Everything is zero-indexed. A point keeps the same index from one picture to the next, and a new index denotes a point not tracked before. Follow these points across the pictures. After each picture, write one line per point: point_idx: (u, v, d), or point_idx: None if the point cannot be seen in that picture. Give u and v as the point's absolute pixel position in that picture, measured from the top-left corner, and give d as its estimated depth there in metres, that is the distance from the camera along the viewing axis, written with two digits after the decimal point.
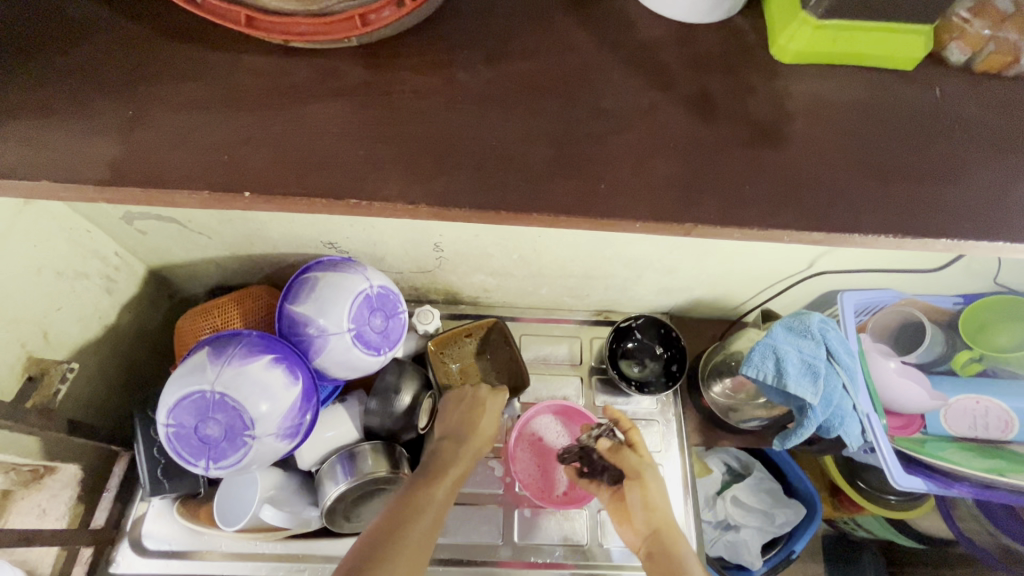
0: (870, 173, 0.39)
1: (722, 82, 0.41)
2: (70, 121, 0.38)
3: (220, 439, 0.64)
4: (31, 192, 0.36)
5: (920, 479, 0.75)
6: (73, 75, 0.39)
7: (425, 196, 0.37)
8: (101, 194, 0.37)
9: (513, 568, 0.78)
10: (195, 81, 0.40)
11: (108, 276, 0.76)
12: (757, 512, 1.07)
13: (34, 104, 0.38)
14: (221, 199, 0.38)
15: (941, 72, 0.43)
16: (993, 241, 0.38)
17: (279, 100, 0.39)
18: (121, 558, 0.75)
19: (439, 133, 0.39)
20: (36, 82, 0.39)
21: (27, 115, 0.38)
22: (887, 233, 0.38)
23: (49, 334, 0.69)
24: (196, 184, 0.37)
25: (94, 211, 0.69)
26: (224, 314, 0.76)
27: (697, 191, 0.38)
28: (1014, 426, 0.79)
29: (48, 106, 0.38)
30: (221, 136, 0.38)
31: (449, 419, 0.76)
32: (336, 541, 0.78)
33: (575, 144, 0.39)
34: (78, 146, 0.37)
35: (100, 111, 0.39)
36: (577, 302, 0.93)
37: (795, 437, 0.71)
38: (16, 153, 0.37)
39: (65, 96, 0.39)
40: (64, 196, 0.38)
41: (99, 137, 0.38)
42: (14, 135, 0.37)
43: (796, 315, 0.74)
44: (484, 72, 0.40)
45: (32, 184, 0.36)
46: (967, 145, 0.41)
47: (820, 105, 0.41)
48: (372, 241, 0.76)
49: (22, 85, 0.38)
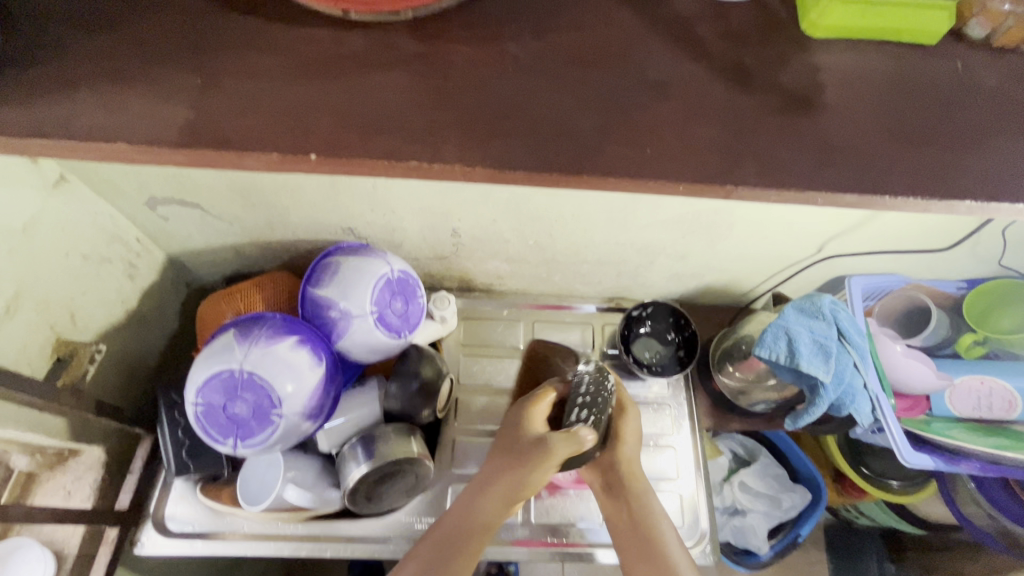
0: (898, 139, 0.41)
1: (755, 55, 0.43)
2: (138, 87, 0.40)
3: (248, 418, 0.65)
4: (103, 152, 0.37)
5: (927, 456, 0.77)
6: (139, 47, 0.41)
7: (480, 158, 0.38)
8: (168, 154, 0.38)
9: (528, 547, 0.80)
10: (254, 51, 0.41)
11: (130, 261, 0.77)
12: (764, 497, 1.09)
13: (103, 73, 0.40)
14: (285, 163, 0.39)
15: (963, 47, 0.45)
16: (1016, 203, 0.39)
17: (334, 69, 0.41)
18: (146, 538, 0.75)
19: (490, 102, 0.40)
20: (105, 53, 0.40)
21: (96, 83, 0.39)
22: (918, 194, 0.39)
23: (76, 317, 0.70)
24: (262, 147, 0.38)
25: (120, 196, 0.70)
26: (247, 299, 0.77)
27: (738, 156, 0.40)
28: (1017, 406, 0.82)
29: (117, 75, 0.40)
30: (279, 102, 0.40)
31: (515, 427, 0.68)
32: (357, 522, 0.79)
33: (621, 112, 0.40)
34: (144, 113, 0.39)
35: (166, 79, 0.40)
36: (589, 289, 0.95)
37: (808, 415, 0.73)
38: (87, 116, 0.38)
39: (133, 66, 0.40)
40: (134, 158, 0.39)
41: (163, 102, 0.39)
42: (85, 101, 0.39)
43: (807, 297, 0.76)
44: (532, 46, 0.42)
45: (106, 145, 0.38)
46: (989, 113, 0.42)
47: (849, 75, 0.43)
48: (392, 227, 0.78)
49: (91, 57, 0.40)
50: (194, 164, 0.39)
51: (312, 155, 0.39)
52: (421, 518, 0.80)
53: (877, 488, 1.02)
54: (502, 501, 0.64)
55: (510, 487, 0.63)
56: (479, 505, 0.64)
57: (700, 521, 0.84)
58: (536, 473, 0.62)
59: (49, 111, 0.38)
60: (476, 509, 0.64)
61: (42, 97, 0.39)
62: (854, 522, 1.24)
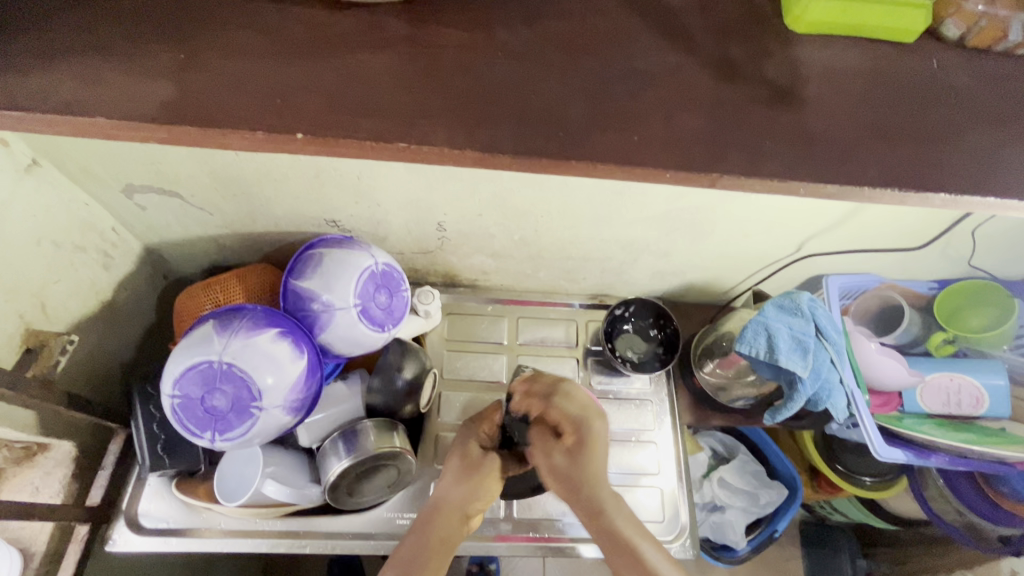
0: (876, 133, 0.42)
1: (740, 48, 0.44)
2: (121, 63, 0.39)
3: (227, 411, 0.64)
4: (83, 126, 0.36)
5: (899, 451, 0.78)
6: (123, 20, 0.40)
7: (470, 142, 0.38)
8: (152, 130, 0.38)
9: (509, 542, 0.79)
10: (240, 28, 0.40)
11: (105, 250, 0.75)
12: (743, 493, 1.11)
13: (83, 47, 0.39)
14: (272, 143, 0.38)
15: (937, 47, 0.47)
16: (986, 197, 0.41)
17: (323, 48, 0.40)
18: (117, 535, 0.73)
19: (479, 86, 0.40)
20: (86, 27, 0.39)
21: (75, 57, 0.38)
22: (894, 186, 0.40)
23: (47, 307, 0.68)
24: (249, 126, 0.38)
25: (96, 182, 0.68)
26: (226, 291, 0.76)
27: (722, 145, 0.40)
28: (984, 402, 0.84)
29: (99, 48, 0.39)
30: (267, 80, 0.39)
31: (462, 440, 0.77)
32: (337, 519, 0.78)
33: (611, 101, 0.41)
34: (126, 88, 0.38)
35: (150, 55, 0.39)
36: (573, 286, 0.96)
37: (786, 411, 0.75)
38: (69, 89, 0.37)
39: (115, 40, 0.39)
40: (116, 134, 0.38)
41: (147, 77, 0.38)
42: (66, 73, 0.38)
43: (786, 294, 0.78)
44: (522, 32, 0.42)
45: (88, 119, 0.37)
46: (962, 110, 0.44)
47: (830, 70, 0.44)
48: (376, 219, 0.77)
49: (72, 30, 0.39)
50: (178, 142, 0.39)
51: (300, 135, 0.38)
52: (402, 514, 0.79)
53: (851, 485, 1.04)
54: (456, 508, 0.71)
55: (464, 499, 0.72)
56: (442, 516, 0.71)
57: (680, 516, 0.84)
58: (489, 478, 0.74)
59: (26, 84, 0.37)
60: (435, 520, 0.70)
61: (19, 70, 0.38)
62: (828, 518, 1.27)
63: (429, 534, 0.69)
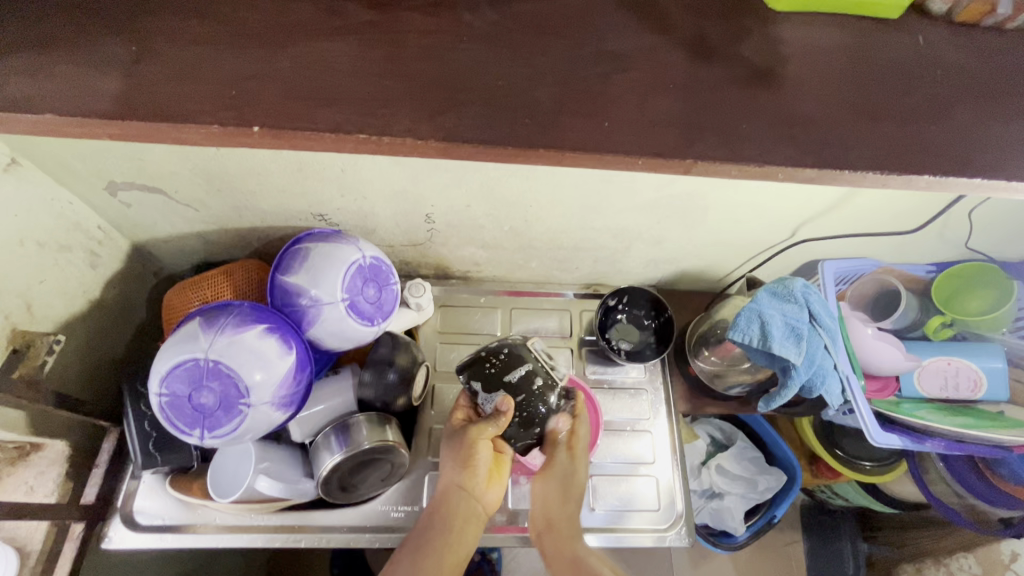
0: (859, 114, 0.41)
1: (717, 29, 0.43)
2: (73, 55, 0.38)
3: (215, 408, 0.63)
4: (36, 123, 0.36)
5: (895, 436, 0.78)
6: (76, 11, 0.39)
7: (435, 132, 0.38)
8: (108, 125, 0.37)
9: (507, 533, 0.79)
10: (199, 18, 0.40)
11: (92, 249, 0.75)
12: (740, 479, 1.11)
13: (35, 40, 0.38)
14: (231, 137, 0.38)
15: (924, 23, 0.45)
16: (971, 177, 0.39)
17: (286, 37, 0.39)
18: (113, 533, 0.75)
19: (446, 73, 0.39)
20: (38, 19, 0.39)
21: (26, 51, 0.38)
22: (876, 168, 0.39)
23: (33, 307, 0.68)
24: (207, 119, 0.37)
25: (77, 180, 0.67)
26: (214, 287, 0.75)
27: (697, 129, 0.39)
28: (983, 385, 0.83)
29: (49, 40, 0.38)
30: (229, 71, 0.38)
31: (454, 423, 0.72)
32: (331, 512, 0.78)
33: (581, 86, 0.40)
34: (80, 84, 0.37)
35: (102, 48, 0.39)
36: (566, 276, 0.95)
37: (780, 398, 0.74)
38: (21, 84, 0.37)
39: (68, 32, 0.39)
40: (71, 131, 0.37)
41: (102, 71, 0.38)
42: (17, 67, 0.37)
43: (780, 281, 0.77)
44: (489, 16, 0.41)
45: (40, 116, 0.36)
46: (948, 88, 0.42)
47: (810, 49, 0.43)
48: (363, 212, 0.76)
49: (22, 25, 0.39)
50: (134, 137, 0.38)
51: (259, 128, 0.37)
52: (397, 507, 0.79)
53: (851, 470, 1.03)
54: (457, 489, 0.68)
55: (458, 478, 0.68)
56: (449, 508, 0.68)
57: (676, 504, 0.84)
58: (479, 447, 0.68)
59: None
60: (443, 505, 0.68)
61: None
62: (828, 503, 1.26)
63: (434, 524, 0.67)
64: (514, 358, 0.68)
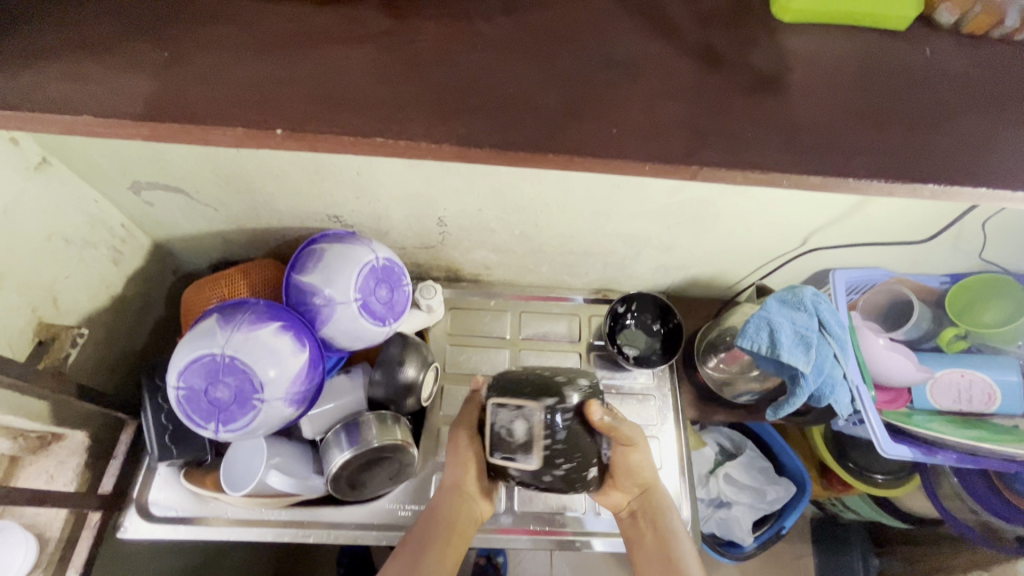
0: (863, 123, 0.41)
1: (725, 38, 0.44)
2: (106, 60, 0.40)
3: (230, 402, 0.65)
4: (69, 124, 0.37)
5: (905, 448, 0.77)
6: (110, 18, 0.41)
7: (448, 135, 0.39)
8: (137, 125, 0.39)
9: (513, 535, 0.79)
10: (225, 25, 0.42)
11: (115, 246, 0.77)
12: (749, 489, 1.10)
13: (70, 45, 0.40)
14: (253, 139, 0.39)
15: (931, 33, 0.46)
16: (977, 186, 0.40)
17: (306, 43, 0.41)
18: (128, 523, 0.76)
19: (458, 78, 0.40)
20: (72, 25, 0.41)
21: (61, 55, 0.40)
22: (880, 177, 0.39)
23: (58, 301, 0.70)
24: (227, 121, 0.38)
25: (103, 179, 0.70)
26: (232, 285, 0.77)
27: (703, 136, 0.40)
28: (997, 399, 0.82)
29: (84, 46, 0.40)
30: (252, 76, 0.40)
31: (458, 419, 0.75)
32: (339, 509, 0.79)
33: (590, 93, 0.41)
34: (111, 88, 0.39)
35: (132, 53, 0.40)
36: (576, 280, 0.96)
37: (788, 406, 0.74)
38: (57, 86, 0.39)
39: (103, 38, 0.41)
40: (101, 132, 0.39)
41: (133, 74, 0.40)
42: (55, 70, 0.39)
43: (790, 289, 0.77)
44: (501, 25, 0.43)
45: (72, 118, 0.38)
46: (955, 96, 0.43)
47: (816, 59, 0.44)
48: (378, 214, 0.77)
49: (59, 30, 0.41)
50: (160, 138, 0.40)
51: (278, 130, 0.39)
52: (404, 505, 0.80)
53: (864, 484, 1.02)
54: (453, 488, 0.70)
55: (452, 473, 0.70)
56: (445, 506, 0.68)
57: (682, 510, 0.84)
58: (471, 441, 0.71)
59: (16, 82, 0.39)
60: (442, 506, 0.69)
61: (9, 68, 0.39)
62: (838, 516, 1.25)
63: (430, 524, 0.67)
64: (541, 389, 0.59)
